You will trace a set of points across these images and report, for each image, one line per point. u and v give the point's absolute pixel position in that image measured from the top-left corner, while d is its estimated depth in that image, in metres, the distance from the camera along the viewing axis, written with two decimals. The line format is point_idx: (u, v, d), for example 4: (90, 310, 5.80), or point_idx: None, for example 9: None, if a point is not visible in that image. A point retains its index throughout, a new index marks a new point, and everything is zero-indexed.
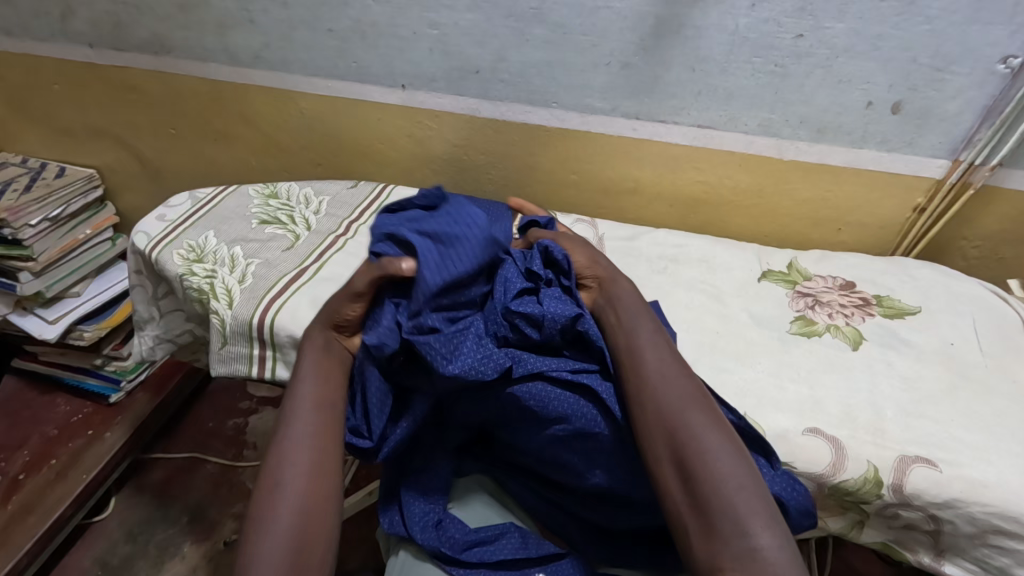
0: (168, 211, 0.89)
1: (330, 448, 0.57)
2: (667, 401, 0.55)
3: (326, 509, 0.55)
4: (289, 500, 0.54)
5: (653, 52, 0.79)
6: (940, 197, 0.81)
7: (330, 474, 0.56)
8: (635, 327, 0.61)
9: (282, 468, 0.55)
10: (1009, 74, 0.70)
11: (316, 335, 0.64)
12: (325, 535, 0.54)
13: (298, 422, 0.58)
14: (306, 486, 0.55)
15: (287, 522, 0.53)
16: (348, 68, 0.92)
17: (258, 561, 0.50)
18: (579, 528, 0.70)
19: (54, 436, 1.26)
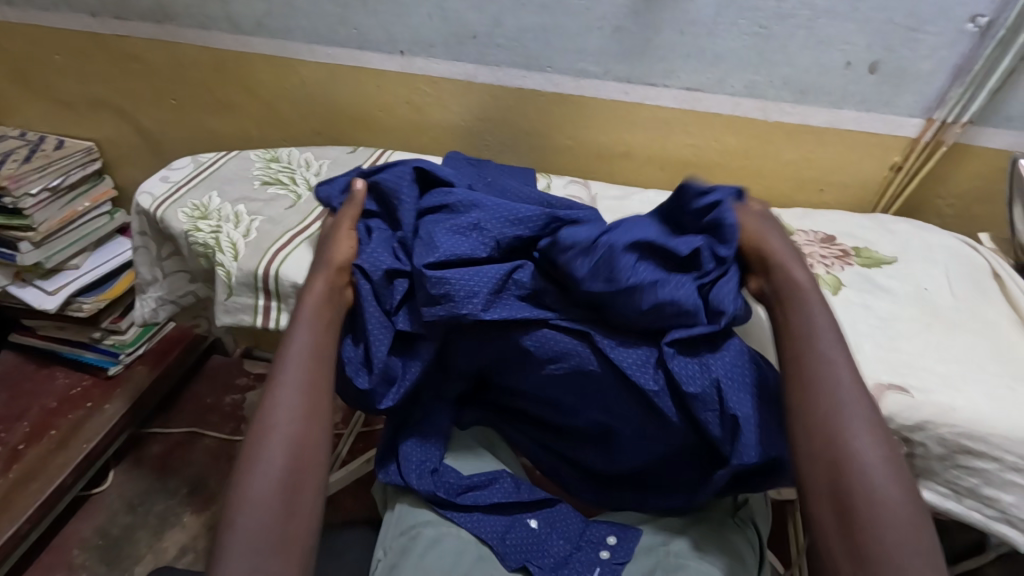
0: (171, 173, 0.92)
1: (318, 396, 0.59)
2: (831, 417, 0.51)
3: (317, 452, 0.57)
4: (278, 441, 0.55)
5: (642, 16, 0.81)
6: (915, 156, 0.84)
7: (321, 422, 0.58)
8: (817, 340, 0.56)
9: (276, 411, 0.57)
10: (977, 34, 0.73)
11: (319, 286, 0.65)
12: (314, 479, 0.56)
13: (296, 369, 0.60)
14: (298, 431, 0.56)
15: (279, 462, 0.54)
16: (348, 35, 0.94)
17: (249, 499, 0.52)
18: (572, 470, 0.75)
19: (53, 408, 1.33)
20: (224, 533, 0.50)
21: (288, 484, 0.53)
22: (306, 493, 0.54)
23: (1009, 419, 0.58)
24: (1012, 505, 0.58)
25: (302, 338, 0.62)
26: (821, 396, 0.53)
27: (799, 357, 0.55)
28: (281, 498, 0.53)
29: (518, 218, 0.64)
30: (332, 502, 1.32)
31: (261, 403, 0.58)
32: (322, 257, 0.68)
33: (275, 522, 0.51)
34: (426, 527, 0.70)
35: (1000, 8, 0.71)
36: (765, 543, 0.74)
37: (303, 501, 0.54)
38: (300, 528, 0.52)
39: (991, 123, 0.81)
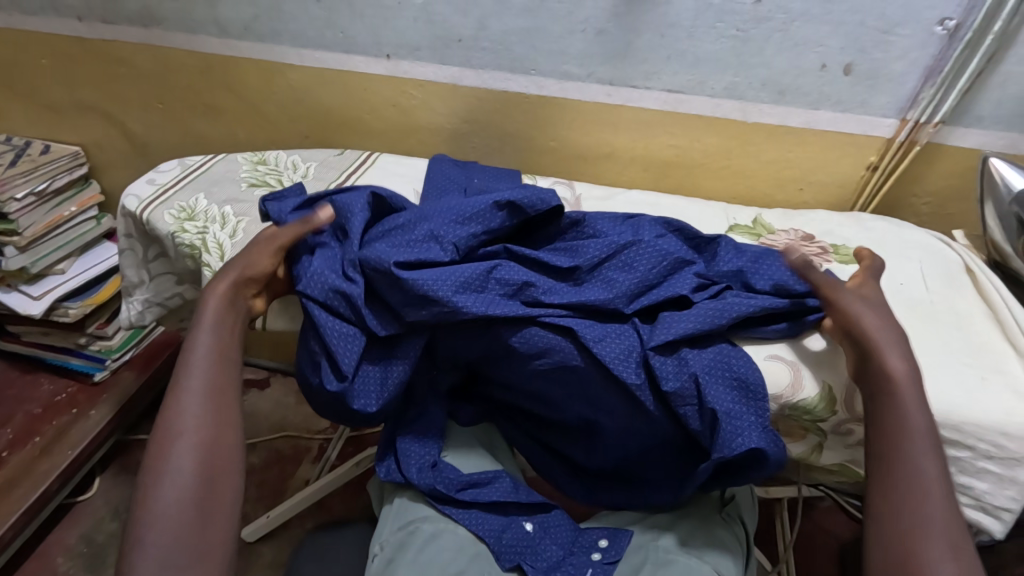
0: (157, 175, 0.93)
1: (223, 399, 0.59)
2: (908, 520, 0.51)
3: (229, 455, 0.57)
4: (184, 447, 0.55)
5: (623, 19, 0.83)
6: (890, 155, 0.86)
7: (229, 426, 0.58)
8: (902, 437, 0.55)
9: (180, 419, 0.57)
10: (946, 36, 0.76)
11: (223, 285, 0.66)
12: (229, 480, 0.56)
13: (196, 374, 0.59)
14: (202, 437, 0.56)
15: (188, 469, 0.54)
16: (335, 38, 0.95)
17: (156, 510, 0.52)
18: (563, 467, 0.77)
19: (38, 414, 1.31)
20: (135, 549, 0.50)
21: (200, 491, 0.54)
22: (219, 497, 0.55)
23: (981, 409, 0.60)
24: (986, 492, 0.61)
25: (203, 345, 0.61)
26: (903, 476, 0.53)
27: (885, 451, 0.55)
28: (192, 505, 0.53)
29: (478, 220, 0.67)
30: (322, 505, 1.32)
31: (165, 411, 0.58)
32: (238, 258, 0.68)
33: (187, 530, 0.52)
34: (424, 523, 0.69)
35: (967, 11, 0.73)
36: (751, 539, 0.75)
37: (217, 503, 0.54)
38: (216, 534, 0.53)
39: (963, 123, 0.83)
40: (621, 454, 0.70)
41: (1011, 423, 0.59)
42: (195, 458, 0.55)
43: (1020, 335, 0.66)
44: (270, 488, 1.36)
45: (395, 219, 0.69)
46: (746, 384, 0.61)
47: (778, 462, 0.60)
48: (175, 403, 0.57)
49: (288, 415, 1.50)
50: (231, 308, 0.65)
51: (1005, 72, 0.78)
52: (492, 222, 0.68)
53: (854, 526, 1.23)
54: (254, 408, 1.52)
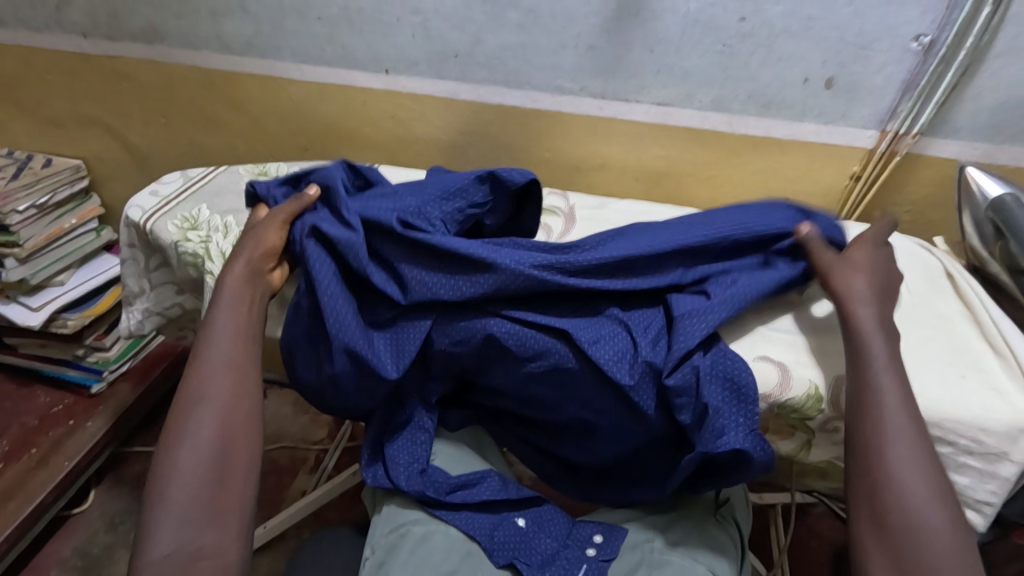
0: (160, 187, 0.95)
1: (242, 371, 0.61)
2: (899, 497, 0.52)
3: (249, 421, 0.59)
4: (205, 415, 0.57)
5: (614, 35, 0.86)
6: (872, 165, 0.89)
7: (250, 398, 0.60)
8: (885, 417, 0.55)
9: (203, 386, 0.59)
10: (921, 51, 0.80)
11: (238, 267, 0.68)
12: (248, 449, 0.58)
13: (220, 347, 0.62)
14: (225, 406, 0.58)
15: (208, 435, 0.56)
16: (335, 54, 0.98)
17: (178, 473, 0.54)
18: (555, 465, 0.79)
19: (34, 425, 1.31)
20: (156, 509, 0.52)
21: (219, 455, 0.55)
22: (237, 463, 0.56)
23: (959, 404, 0.62)
24: (966, 486, 0.63)
25: (225, 320, 0.64)
26: (889, 472, 0.53)
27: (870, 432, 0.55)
28: (211, 469, 0.55)
29: (467, 203, 0.71)
30: (318, 515, 1.32)
31: (187, 380, 0.60)
32: (246, 241, 0.70)
33: (207, 490, 0.54)
34: (416, 524, 0.70)
35: (940, 28, 0.77)
36: (746, 542, 0.76)
37: (236, 468, 0.56)
38: (233, 496, 0.54)
39: (940, 134, 0.87)
40: (611, 454, 0.72)
41: (988, 418, 0.61)
42: (216, 424, 0.57)
43: (997, 335, 0.69)
44: (267, 498, 1.36)
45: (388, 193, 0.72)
46: (732, 373, 0.62)
47: (764, 464, 0.62)
48: (197, 371, 0.60)
49: (284, 426, 1.51)
50: (251, 289, 0.67)
51: (978, 86, 0.82)
52: (475, 197, 0.71)
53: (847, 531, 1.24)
54: None
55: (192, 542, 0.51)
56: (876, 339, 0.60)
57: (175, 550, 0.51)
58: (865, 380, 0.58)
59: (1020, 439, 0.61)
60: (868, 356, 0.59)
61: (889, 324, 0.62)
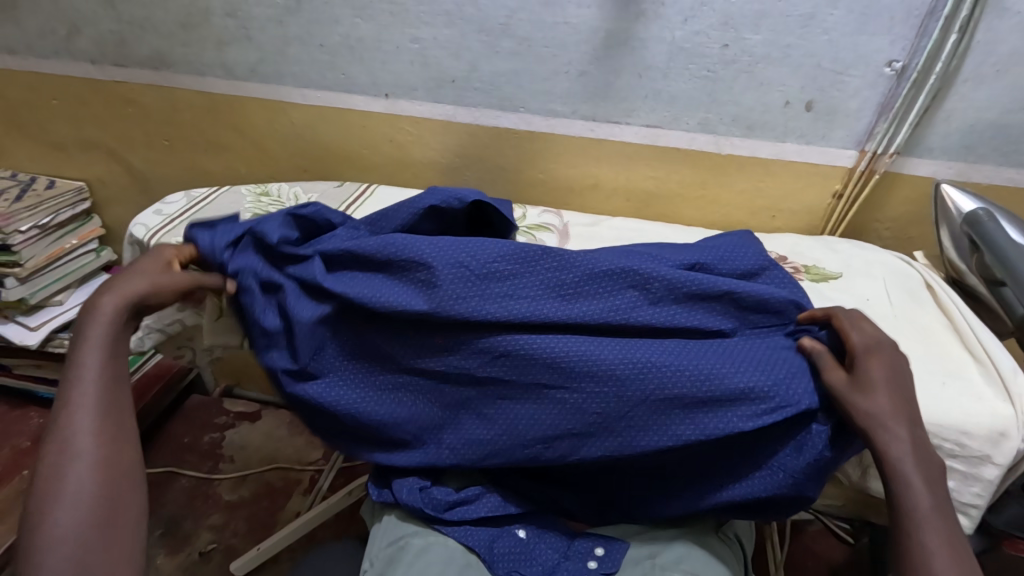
0: (164, 207, 0.97)
1: (118, 419, 0.58)
2: None
3: (130, 470, 0.57)
4: (82, 471, 0.54)
5: (604, 62, 0.91)
6: (853, 183, 0.93)
7: (128, 446, 0.58)
8: (924, 544, 0.51)
9: (72, 439, 0.55)
10: (894, 76, 0.84)
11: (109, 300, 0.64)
12: (133, 499, 0.56)
13: (87, 392, 0.58)
14: (105, 456, 0.56)
15: (90, 489, 0.54)
16: (336, 79, 1.02)
17: (53, 532, 0.51)
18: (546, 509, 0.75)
19: (25, 447, 1.30)
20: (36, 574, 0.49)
21: (104, 509, 0.53)
22: (122, 516, 0.54)
23: (941, 410, 0.65)
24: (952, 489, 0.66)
25: (92, 362, 0.60)
26: None
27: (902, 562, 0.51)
28: (97, 523, 0.52)
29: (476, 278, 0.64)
30: (313, 536, 1.31)
31: (52, 432, 0.56)
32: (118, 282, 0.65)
33: (97, 549, 0.51)
34: (415, 537, 0.71)
35: (910, 54, 0.82)
36: (747, 559, 0.76)
37: (125, 518, 0.54)
38: (122, 551, 0.52)
39: (915, 153, 0.91)
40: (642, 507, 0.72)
41: (971, 422, 0.64)
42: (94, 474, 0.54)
43: (977, 345, 0.72)
44: (260, 521, 1.34)
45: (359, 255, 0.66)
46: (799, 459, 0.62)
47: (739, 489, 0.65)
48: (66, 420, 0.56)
49: (279, 447, 1.50)
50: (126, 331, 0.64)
51: (948, 109, 0.86)
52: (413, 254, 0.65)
53: (844, 549, 1.23)
54: (246, 441, 1.50)
55: None
56: (921, 484, 0.53)
57: None
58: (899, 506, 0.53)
59: (1001, 442, 0.63)
60: (901, 481, 0.54)
61: (922, 444, 0.56)
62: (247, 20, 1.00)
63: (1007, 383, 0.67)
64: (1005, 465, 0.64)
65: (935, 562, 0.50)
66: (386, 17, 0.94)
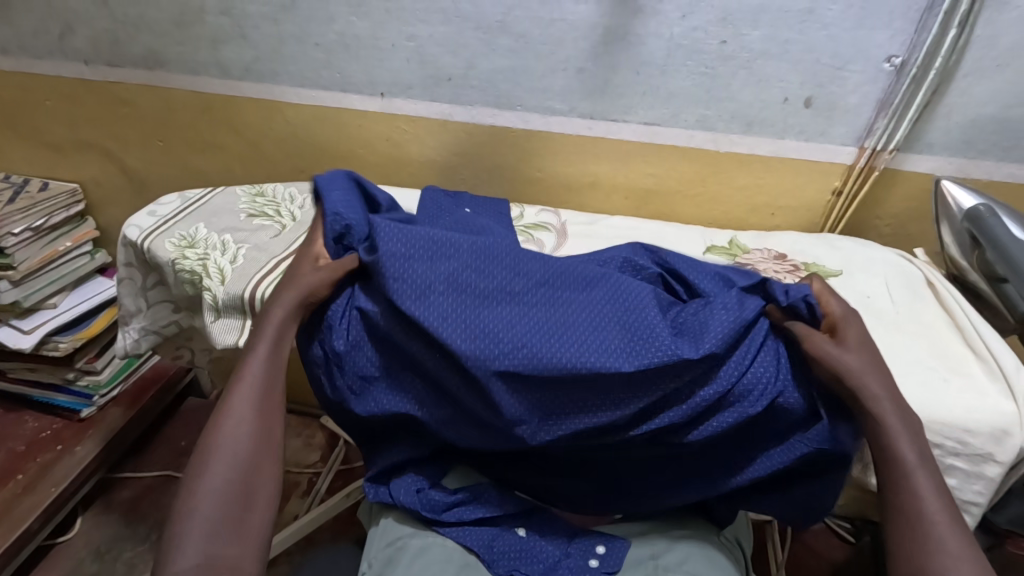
0: (158, 207, 0.95)
1: (272, 404, 0.59)
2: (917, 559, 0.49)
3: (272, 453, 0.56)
4: (233, 442, 0.55)
5: (601, 59, 0.90)
6: (852, 180, 0.93)
7: (278, 429, 0.58)
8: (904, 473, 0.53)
9: (233, 412, 0.56)
10: (894, 72, 0.83)
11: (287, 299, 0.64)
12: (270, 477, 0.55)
13: (250, 373, 0.59)
14: (253, 432, 0.56)
15: (236, 462, 0.54)
16: (332, 78, 1.01)
17: (204, 491, 0.51)
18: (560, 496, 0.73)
19: (21, 451, 1.28)
20: (181, 527, 0.49)
21: (246, 483, 0.53)
22: (261, 493, 0.53)
23: (943, 408, 0.64)
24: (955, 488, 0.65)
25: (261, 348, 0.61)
26: (912, 528, 0.50)
27: (896, 494, 0.53)
28: (239, 496, 0.52)
29: (500, 282, 0.62)
30: (311, 539, 1.30)
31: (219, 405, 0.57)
32: (295, 282, 0.65)
33: (231, 520, 0.51)
34: (412, 538, 0.70)
35: (910, 48, 0.81)
36: (749, 560, 0.76)
37: (261, 496, 0.53)
38: (256, 522, 0.52)
39: (914, 150, 0.90)
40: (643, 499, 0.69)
41: (973, 419, 0.63)
42: (245, 447, 0.55)
43: (979, 341, 0.71)
44: None
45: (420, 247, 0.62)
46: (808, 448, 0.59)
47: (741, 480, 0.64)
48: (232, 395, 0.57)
49: None
50: (296, 327, 0.64)
51: (948, 104, 0.86)
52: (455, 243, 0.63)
53: (847, 549, 1.23)
54: None
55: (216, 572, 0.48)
56: (905, 443, 0.54)
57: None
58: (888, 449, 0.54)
59: (1005, 440, 0.63)
60: (884, 422, 0.55)
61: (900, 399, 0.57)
62: (241, 18, 0.99)
63: (1010, 380, 0.66)
64: (1008, 464, 0.63)
65: (925, 494, 0.52)
66: (381, 14, 0.93)
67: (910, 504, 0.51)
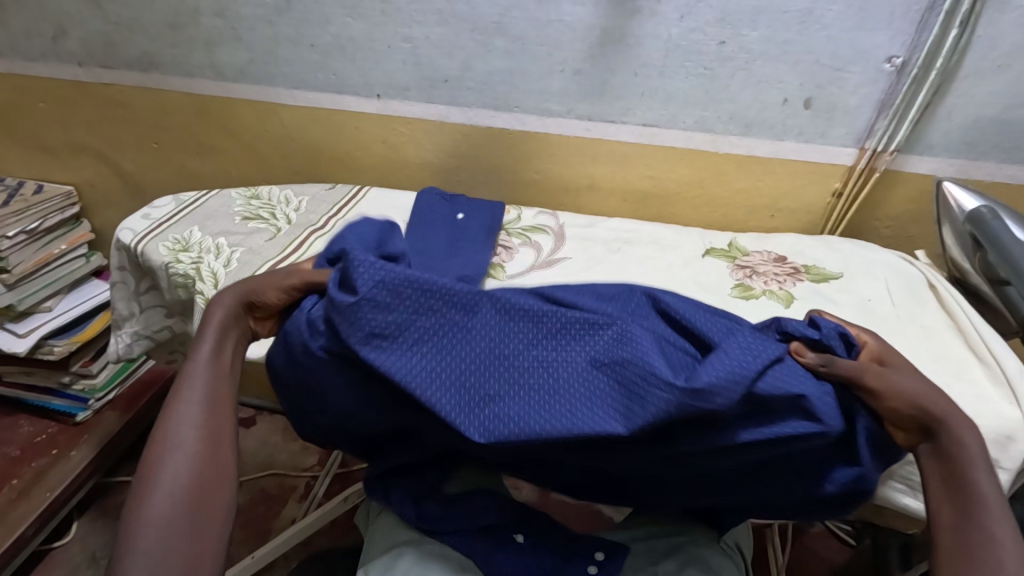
0: (152, 210, 0.94)
1: (224, 413, 0.54)
2: None
3: (226, 466, 0.50)
4: (179, 459, 0.49)
5: (599, 60, 0.89)
6: (852, 182, 0.92)
7: (228, 442, 0.52)
8: (976, 514, 0.45)
9: (178, 427, 0.51)
10: (894, 72, 0.83)
11: (228, 300, 0.60)
12: (224, 493, 0.49)
13: (198, 383, 0.54)
14: (200, 446, 0.50)
15: (183, 478, 0.48)
16: (327, 80, 1.00)
17: (144, 515, 0.45)
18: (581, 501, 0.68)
19: (16, 455, 1.27)
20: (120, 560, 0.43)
21: (192, 502, 0.47)
22: (210, 510, 0.47)
23: None
24: None
25: (208, 350, 0.56)
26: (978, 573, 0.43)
27: (954, 534, 0.45)
28: (185, 516, 0.46)
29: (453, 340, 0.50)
30: (308, 543, 1.29)
31: (157, 422, 0.51)
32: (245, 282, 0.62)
33: (180, 539, 0.45)
34: (409, 544, 0.69)
35: (910, 49, 0.81)
36: (750, 567, 0.75)
37: (208, 517, 0.47)
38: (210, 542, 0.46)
39: (915, 151, 0.90)
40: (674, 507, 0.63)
41: (976, 424, 0.62)
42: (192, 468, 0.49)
43: (981, 344, 0.70)
44: (256, 528, 1.32)
45: (392, 287, 0.49)
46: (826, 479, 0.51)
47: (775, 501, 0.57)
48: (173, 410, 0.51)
49: (274, 453, 1.48)
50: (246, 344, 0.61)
51: (949, 105, 0.85)
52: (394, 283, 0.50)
53: (848, 552, 1.22)
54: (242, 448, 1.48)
55: None
56: (985, 482, 0.47)
57: None
58: (958, 487, 0.47)
59: (1009, 445, 0.61)
60: (961, 448, 0.48)
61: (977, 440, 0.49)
62: (236, 20, 0.98)
63: (1014, 385, 0.65)
64: (1016, 471, 0.61)
65: (999, 543, 0.44)
66: (377, 15, 0.92)
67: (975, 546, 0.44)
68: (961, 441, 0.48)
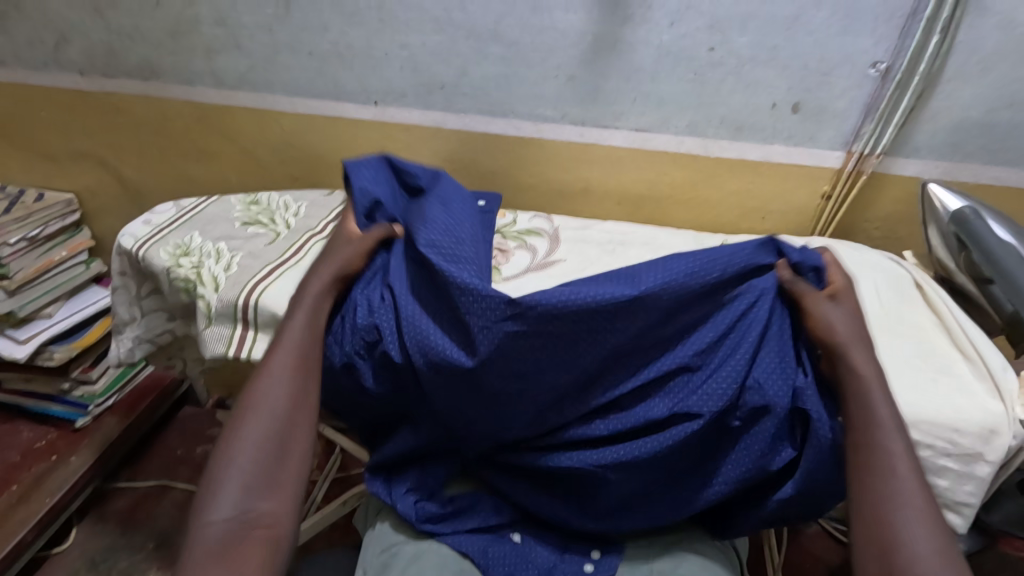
0: (153, 216, 0.95)
1: (311, 375, 0.65)
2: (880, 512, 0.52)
3: (303, 418, 0.62)
4: (269, 403, 0.61)
5: (592, 66, 0.91)
6: (841, 184, 0.94)
7: (310, 404, 0.63)
8: (874, 419, 0.56)
9: (271, 379, 0.63)
10: (879, 77, 0.85)
11: (323, 274, 0.72)
12: (301, 441, 0.61)
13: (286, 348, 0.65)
14: (288, 396, 0.62)
15: (271, 419, 0.60)
16: (326, 87, 1.02)
17: (239, 442, 0.58)
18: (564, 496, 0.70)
19: (16, 461, 1.28)
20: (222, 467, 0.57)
21: (279, 440, 0.59)
22: (292, 449, 0.60)
23: (932, 407, 0.65)
24: (946, 489, 0.65)
25: (300, 319, 0.67)
26: (878, 475, 0.54)
27: (857, 443, 0.56)
28: (273, 449, 0.59)
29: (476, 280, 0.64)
30: (308, 547, 1.29)
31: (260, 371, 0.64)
32: (332, 254, 0.74)
33: (266, 464, 0.58)
34: (407, 543, 0.70)
35: (894, 54, 0.83)
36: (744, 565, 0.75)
37: (292, 452, 0.60)
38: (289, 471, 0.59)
39: (902, 154, 0.92)
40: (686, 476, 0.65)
41: (961, 419, 0.64)
42: (283, 396, 0.62)
43: (966, 342, 0.72)
44: None
45: (446, 246, 0.69)
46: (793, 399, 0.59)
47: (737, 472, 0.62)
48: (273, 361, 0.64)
49: None
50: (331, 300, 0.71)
51: (934, 108, 0.87)
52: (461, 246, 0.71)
53: (844, 552, 1.23)
54: None
55: (252, 510, 0.55)
56: (881, 401, 0.57)
57: (242, 507, 0.55)
58: (863, 407, 0.57)
59: (992, 439, 0.63)
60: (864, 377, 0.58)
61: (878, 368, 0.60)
62: (236, 29, 1.00)
63: (998, 382, 0.66)
64: (998, 463, 0.63)
65: (896, 457, 0.54)
66: (374, 23, 0.94)
67: (878, 455, 0.55)
68: (853, 359, 0.59)
